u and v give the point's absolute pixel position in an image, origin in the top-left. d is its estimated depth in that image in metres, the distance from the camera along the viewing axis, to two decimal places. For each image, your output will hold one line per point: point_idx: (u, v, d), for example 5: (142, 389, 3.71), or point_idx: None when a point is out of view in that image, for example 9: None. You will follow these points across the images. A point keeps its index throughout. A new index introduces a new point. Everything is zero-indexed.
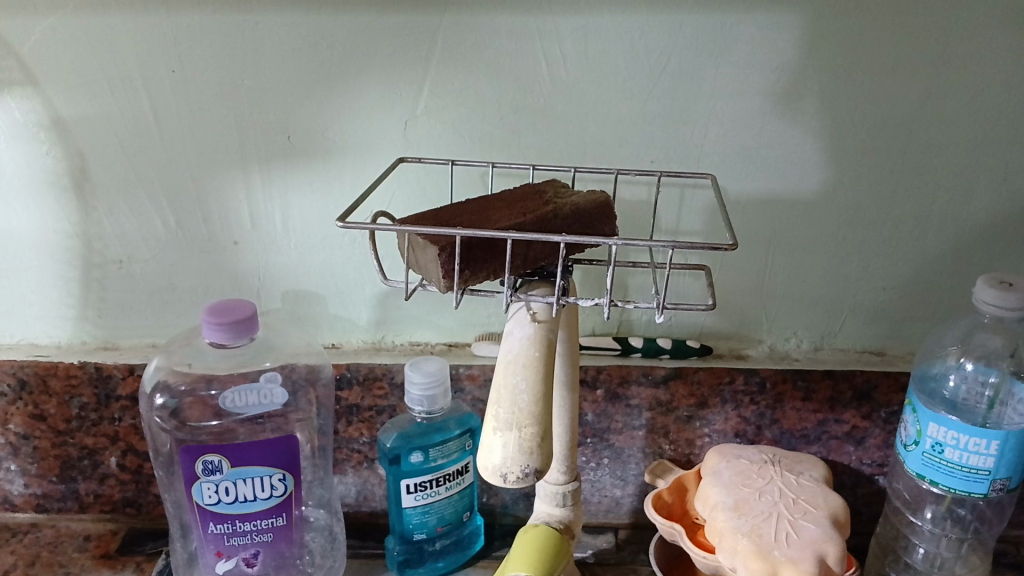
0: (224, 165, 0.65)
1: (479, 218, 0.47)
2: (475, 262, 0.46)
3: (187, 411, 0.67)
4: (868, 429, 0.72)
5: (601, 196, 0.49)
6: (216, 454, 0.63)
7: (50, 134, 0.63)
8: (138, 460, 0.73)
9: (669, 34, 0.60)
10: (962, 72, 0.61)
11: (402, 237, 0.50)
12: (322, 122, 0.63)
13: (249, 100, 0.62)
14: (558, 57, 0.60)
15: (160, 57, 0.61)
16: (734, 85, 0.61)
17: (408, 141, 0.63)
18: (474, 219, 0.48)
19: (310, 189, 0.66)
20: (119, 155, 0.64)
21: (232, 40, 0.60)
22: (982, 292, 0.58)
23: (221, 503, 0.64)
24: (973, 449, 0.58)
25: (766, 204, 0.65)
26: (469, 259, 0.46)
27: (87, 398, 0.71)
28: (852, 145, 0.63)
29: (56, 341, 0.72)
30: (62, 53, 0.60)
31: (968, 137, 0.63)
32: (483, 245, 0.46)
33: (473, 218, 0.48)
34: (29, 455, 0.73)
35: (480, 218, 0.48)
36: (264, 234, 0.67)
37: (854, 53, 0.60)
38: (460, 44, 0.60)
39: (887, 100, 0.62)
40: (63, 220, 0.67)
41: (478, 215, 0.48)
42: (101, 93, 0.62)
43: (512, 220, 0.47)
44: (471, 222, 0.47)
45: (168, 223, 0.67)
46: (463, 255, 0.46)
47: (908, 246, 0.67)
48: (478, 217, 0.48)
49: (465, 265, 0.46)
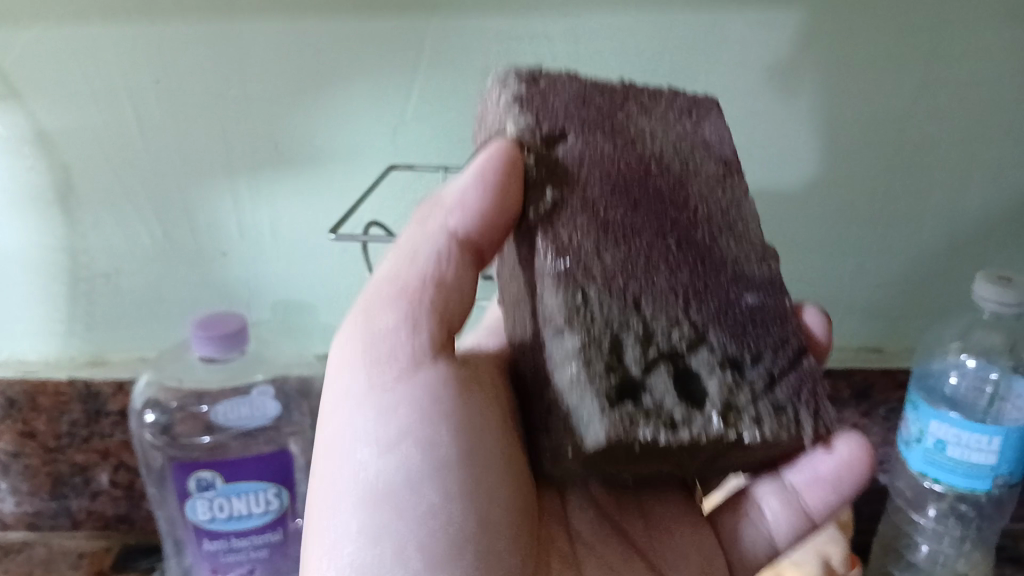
0: (210, 173, 0.63)
1: (450, 198, 0.40)
2: (443, 229, 0.40)
3: (179, 426, 0.68)
4: (868, 426, 0.71)
5: (822, 340, 0.47)
6: (209, 470, 0.63)
7: (35, 149, 0.62)
8: (130, 476, 0.74)
9: (660, 33, 0.58)
10: (956, 65, 0.59)
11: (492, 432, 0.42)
12: (310, 128, 0.62)
13: (234, 109, 0.61)
14: (548, 55, 0.59)
15: (142, 66, 0.59)
16: (728, 83, 0.60)
17: (396, 148, 0.63)
18: (503, 227, 0.40)
19: (299, 197, 0.65)
20: (103, 169, 0.63)
21: (216, 47, 0.58)
22: (981, 288, 0.58)
23: (216, 520, 0.64)
24: (975, 446, 0.58)
25: (763, 203, 0.65)
26: (460, 288, 0.40)
27: (78, 414, 0.71)
28: (848, 143, 0.62)
29: (43, 357, 0.72)
30: (44, 64, 0.59)
31: (963, 133, 0.62)
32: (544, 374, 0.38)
33: (501, 205, 0.39)
34: (19, 474, 0.74)
35: (435, 221, 0.41)
36: (253, 243, 0.67)
37: (849, 52, 0.59)
38: (447, 47, 0.59)
39: (882, 98, 0.60)
40: (48, 236, 0.66)
41: (496, 155, 0.39)
42: (84, 104, 0.60)
43: (542, 197, 0.40)
44: (493, 232, 0.40)
45: (155, 234, 0.66)
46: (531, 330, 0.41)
47: (906, 242, 0.66)
48: (495, 187, 0.39)
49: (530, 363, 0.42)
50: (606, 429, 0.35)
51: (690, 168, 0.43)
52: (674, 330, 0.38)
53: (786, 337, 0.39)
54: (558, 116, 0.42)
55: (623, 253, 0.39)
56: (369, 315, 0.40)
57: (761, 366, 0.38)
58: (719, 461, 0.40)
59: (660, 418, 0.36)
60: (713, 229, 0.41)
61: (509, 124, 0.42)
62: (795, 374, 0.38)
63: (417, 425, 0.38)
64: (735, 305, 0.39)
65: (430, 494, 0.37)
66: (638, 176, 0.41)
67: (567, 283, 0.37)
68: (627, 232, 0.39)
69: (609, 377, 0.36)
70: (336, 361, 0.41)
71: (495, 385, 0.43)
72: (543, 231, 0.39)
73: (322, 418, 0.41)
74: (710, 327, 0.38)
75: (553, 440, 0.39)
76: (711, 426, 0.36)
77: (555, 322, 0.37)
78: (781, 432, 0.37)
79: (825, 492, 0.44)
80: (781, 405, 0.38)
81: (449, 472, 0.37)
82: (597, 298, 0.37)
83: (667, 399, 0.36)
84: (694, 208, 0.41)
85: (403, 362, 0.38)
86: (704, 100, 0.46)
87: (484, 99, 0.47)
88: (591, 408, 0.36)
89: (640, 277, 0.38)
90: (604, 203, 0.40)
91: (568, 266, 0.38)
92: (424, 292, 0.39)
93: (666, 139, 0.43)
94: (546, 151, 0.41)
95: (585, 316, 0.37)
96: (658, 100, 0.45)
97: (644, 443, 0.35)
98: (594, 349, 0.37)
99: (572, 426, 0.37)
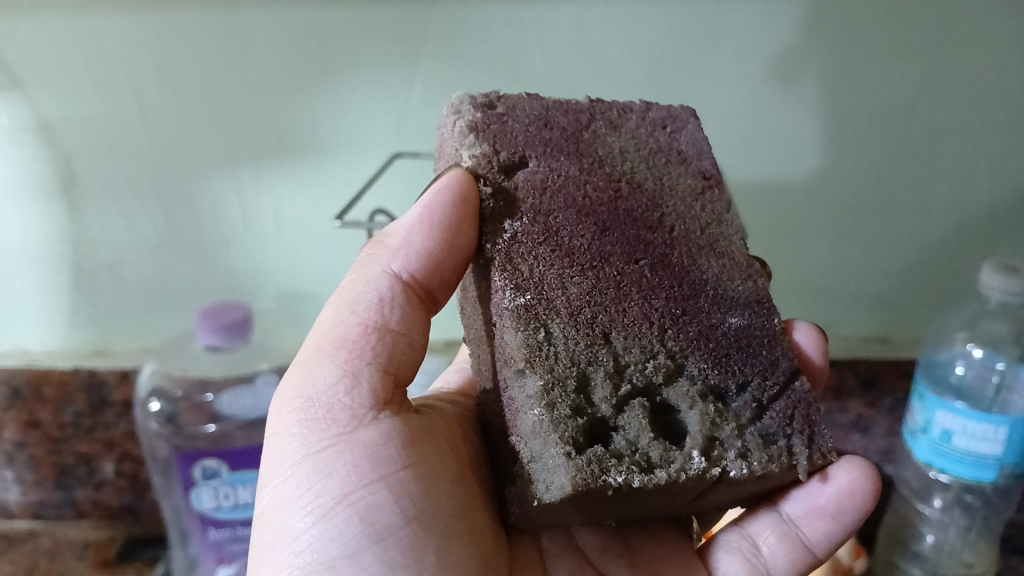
0: (213, 163, 0.63)
1: (395, 239, 0.43)
2: (387, 273, 0.42)
3: (183, 416, 0.69)
4: (873, 417, 0.71)
5: (817, 365, 0.48)
6: (214, 459, 0.63)
7: (38, 139, 0.62)
8: (134, 466, 0.74)
9: (666, 21, 0.58)
10: (964, 53, 0.58)
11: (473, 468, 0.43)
12: (312, 118, 0.61)
13: (237, 99, 0.60)
14: (552, 44, 0.59)
15: (144, 56, 0.58)
16: (733, 72, 0.59)
17: (400, 137, 0.62)
18: (449, 272, 0.42)
19: (303, 187, 0.65)
20: (107, 159, 0.63)
21: (217, 38, 0.58)
22: (988, 278, 0.58)
23: (223, 508, 0.65)
24: (980, 436, 0.57)
25: (767, 192, 0.64)
26: (406, 330, 0.41)
27: (82, 404, 0.71)
28: (853, 132, 0.61)
29: (47, 347, 0.72)
30: (46, 54, 0.58)
31: (970, 122, 0.61)
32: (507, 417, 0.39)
33: (448, 248, 0.41)
34: (24, 464, 0.74)
35: (377, 267, 0.43)
36: (256, 233, 0.67)
37: (856, 41, 0.58)
38: (450, 36, 0.58)
39: (888, 86, 0.60)
40: (51, 227, 0.66)
41: (441, 187, 0.41)
42: (86, 95, 0.60)
43: (499, 230, 0.41)
44: (441, 276, 0.42)
45: (158, 224, 0.66)
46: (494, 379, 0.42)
47: (912, 231, 0.66)
48: (443, 224, 0.41)
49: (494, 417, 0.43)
50: (571, 478, 0.35)
51: (665, 186, 0.44)
52: (649, 364, 0.39)
53: (773, 360, 0.41)
54: (518, 142, 0.43)
55: (589, 285, 0.39)
56: (309, 366, 0.40)
57: (746, 393, 0.40)
58: (707, 497, 0.40)
59: (632, 460, 0.36)
60: (691, 248, 0.42)
61: (465, 156, 0.42)
62: (787, 397, 0.40)
63: (363, 480, 0.37)
64: (717, 330, 0.40)
65: (369, 562, 0.36)
66: (608, 201, 0.42)
67: (527, 322, 0.38)
68: (594, 262, 0.40)
69: (574, 423, 0.37)
70: (277, 408, 0.40)
71: (454, 438, 0.43)
72: (500, 269, 0.39)
73: (260, 480, 0.40)
74: (688, 355, 0.39)
75: (519, 490, 0.38)
76: (691, 465, 0.37)
77: (515, 363, 0.38)
78: (769, 464, 0.38)
79: (827, 522, 0.44)
80: (769, 432, 0.39)
81: (389, 540, 0.37)
82: (560, 335, 0.38)
83: (640, 439, 0.38)
84: (669, 227, 0.42)
85: (344, 421, 0.38)
86: (680, 110, 0.47)
87: (441, 127, 0.47)
88: (556, 455, 0.36)
89: (610, 310, 0.39)
90: (569, 233, 0.40)
91: (528, 303, 0.39)
92: (367, 340, 0.40)
93: (637, 154, 0.44)
94: (502, 181, 0.41)
95: (547, 358, 0.38)
96: (630, 114, 0.46)
97: (617, 489, 0.36)
98: (557, 391, 0.37)
99: (531, 476, 0.37)
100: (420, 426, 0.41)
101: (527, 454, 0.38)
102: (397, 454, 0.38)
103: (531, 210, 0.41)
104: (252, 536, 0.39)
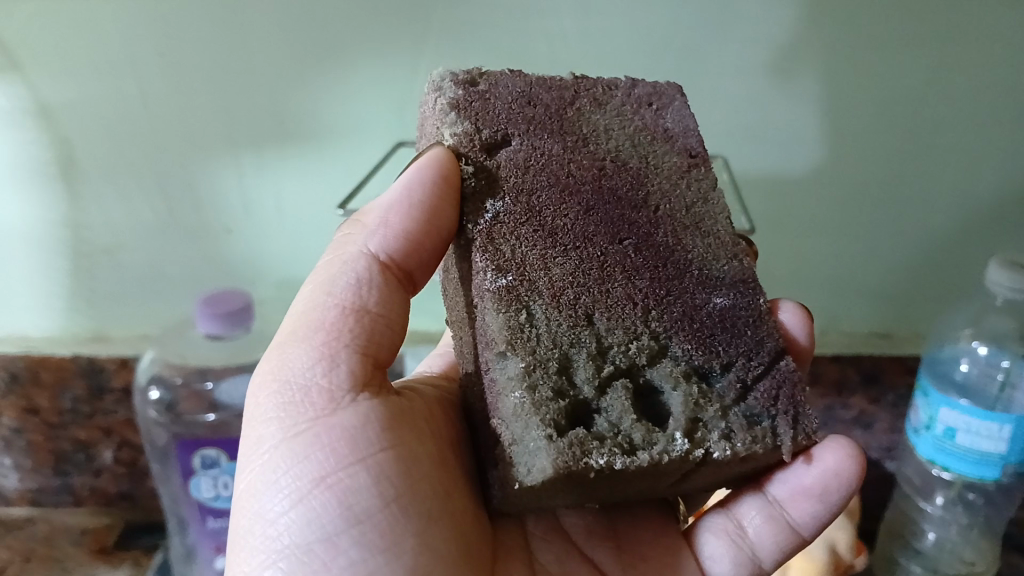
0: (213, 149, 0.63)
1: (371, 219, 0.42)
2: (364, 254, 0.41)
3: (183, 404, 0.69)
4: (876, 414, 0.71)
5: (803, 345, 0.48)
6: (212, 448, 0.63)
7: (38, 122, 0.61)
8: (132, 453, 0.74)
9: (671, 9, 0.57)
10: (972, 46, 0.58)
11: (444, 439, 0.43)
12: (315, 104, 0.61)
13: (239, 84, 0.60)
14: (557, 32, 0.58)
15: (145, 41, 0.58)
16: (740, 61, 0.59)
17: (403, 123, 0.62)
18: (427, 252, 0.42)
19: (305, 174, 0.64)
20: (107, 144, 0.62)
21: (219, 21, 0.57)
22: (994, 274, 0.58)
23: (220, 498, 0.65)
24: (985, 434, 0.57)
25: (771, 185, 0.64)
26: (384, 311, 0.41)
27: (80, 390, 0.71)
28: (858, 126, 0.61)
29: (46, 333, 0.72)
30: (46, 36, 0.58)
31: (975, 115, 0.60)
32: (489, 396, 0.39)
33: (428, 227, 0.41)
34: (22, 450, 0.74)
35: (352, 247, 0.42)
36: (257, 220, 0.66)
37: (865, 32, 0.57)
38: (455, 22, 0.58)
39: (893, 79, 0.59)
40: (51, 211, 0.65)
41: (424, 165, 0.41)
42: (87, 78, 0.59)
43: (480, 210, 0.40)
44: (419, 256, 0.42)
45: (158, 210, 0.66)
46: (475, 361, 0.41)
47: (917, 225, 0.65)
48: (422, 205, 0.40)
49: (474, 399, 0.42)
50: (552, 460, 0.34)
51: (651, 164, 0.43)
52: (632, 345, 0.38)
53: (758, 340, 0.40)
54: (500, 120, 0.42)
55: (572, 265, 0.39)
56: (285, 349, 0.40)
57: (730, 374, 0.39)
58: (691, 477, 0.40)
59: (614, 442, 0.36)
60: (677, 228, 0.42)
61: (446, 134, 0.42)
62: (771, 377, 0.39)
63: (340, 465, 0.37)
64: (702, 310, 0.40)
65: (346, 547, 0.36)
66: (592, 180, 0.41)
67: (508, 303, 0.38)
68: (577, 242, 0.40)
69: (556, 405, 0.36)
70: (254, 392, 0.40)
71: (432, 422, 0.43)
72: (482, 249, 0.39)
73: (239, 464, 0.40)
74: (672, 336, 0.39)
75: (502, 473, 0.37)
76: (673, 447, 0.36)
77: (497, 345, 0.38)
78: (752, 445, 0.37)
79: (813, 504, 0.43)
80: (755, 413, 0.39)
81: (366, 523, 0.37)
82: (543, 314, 0.38)
83: (623, 421, 0.37)
84: (654, 206, 0.42)
85: (320, 404, 0.38)
86: (667, 87, 0.47)
87: (424, 106, 0.47)
88: (536, 437, 0.35)
89: (594, 291, 0.39)
90: (552, 213, 0.40)
91: (510, 284, 0.38)
92: (345, 322, 0.39)
93: (622, 132, 0.44)
94: (484, 160, 0.41)
95: (529, 340, 0.38)
96: (615, 91, 0.46)
97: (598, 471, 0.35)
98: (539, 373, 0.37)
99: (511, 459, 0.37)
100: (400, 407, 0.41)
101: (509, 437, 0.37)
102: (374, 437, 0.38)
103: (514, 189, 0.40)
104: (232, 520, 0.39)
